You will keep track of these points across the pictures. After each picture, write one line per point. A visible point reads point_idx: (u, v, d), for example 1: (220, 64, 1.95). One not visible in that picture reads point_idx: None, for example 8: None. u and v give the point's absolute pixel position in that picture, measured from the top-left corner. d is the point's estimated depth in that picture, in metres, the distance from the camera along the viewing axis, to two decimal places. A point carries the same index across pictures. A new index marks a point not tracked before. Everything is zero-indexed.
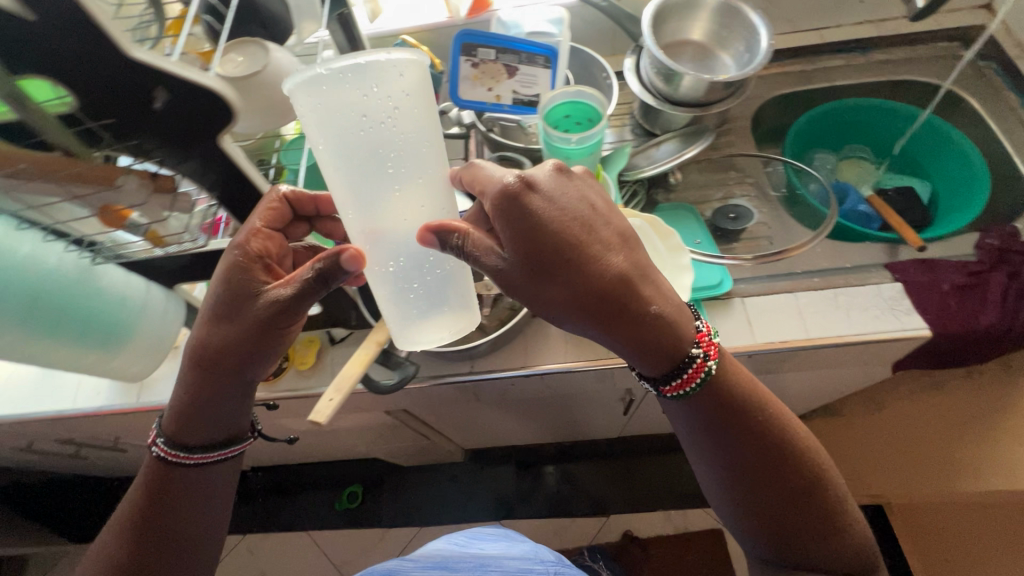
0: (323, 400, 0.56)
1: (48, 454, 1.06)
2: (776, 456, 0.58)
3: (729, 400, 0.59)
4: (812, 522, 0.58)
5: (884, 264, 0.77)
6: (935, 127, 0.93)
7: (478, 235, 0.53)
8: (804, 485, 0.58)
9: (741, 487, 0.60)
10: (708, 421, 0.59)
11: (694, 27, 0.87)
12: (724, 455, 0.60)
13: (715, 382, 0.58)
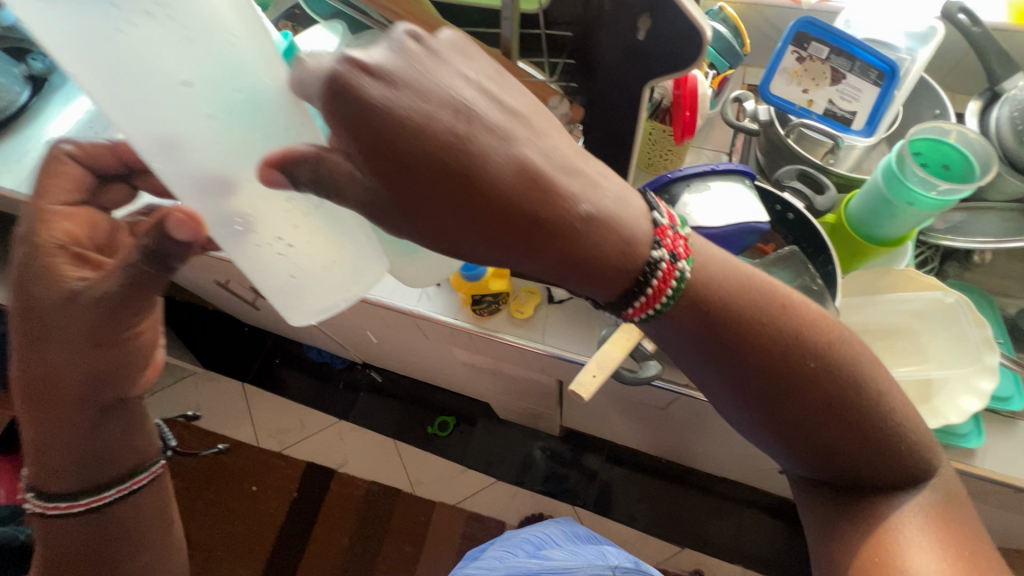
0: (586, 373, 0.54)
1: (232, 296, 1.15)
2: (808, 379, 0.48)
3: (726, 322, 0.47)
4: (862, 440, 0.50)
5: None
6: None
7: (336, 157, 0.37)
8: (845, 406, 0.49)
9: (782, 426, 0.51)
10: (722, 347, 0.48)
11: None
12: (747, 391, 0.49)
13: (706, 296, 0.46)
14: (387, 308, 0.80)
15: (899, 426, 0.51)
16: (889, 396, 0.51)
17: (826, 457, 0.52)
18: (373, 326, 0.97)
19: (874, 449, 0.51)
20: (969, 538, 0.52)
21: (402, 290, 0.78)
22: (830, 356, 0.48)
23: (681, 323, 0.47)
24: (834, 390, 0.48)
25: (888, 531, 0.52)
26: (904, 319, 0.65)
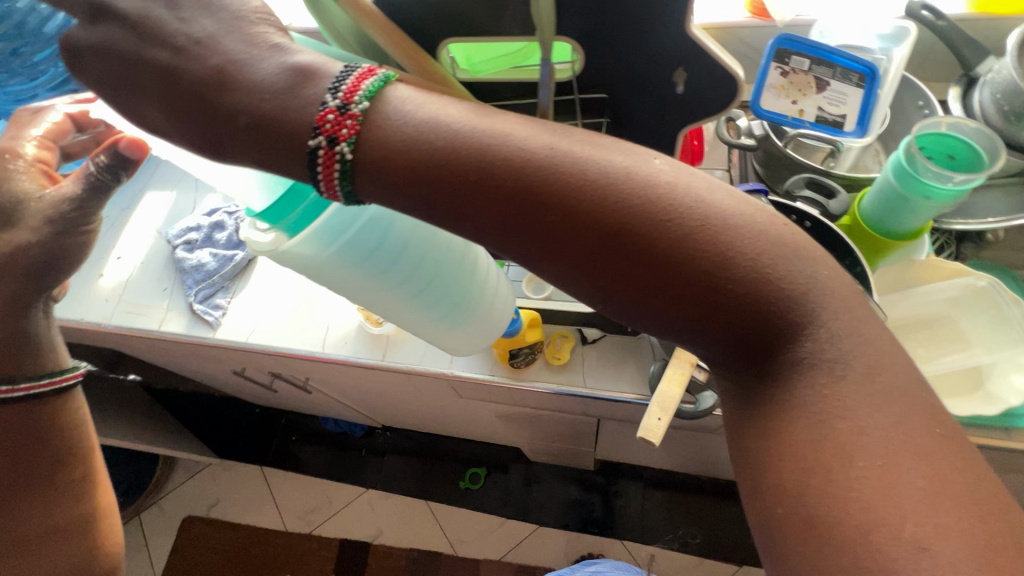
0: (652, 417, 0.53)
1: (250, 381, 1.13)
2: (637, 236, 0.34)
3: (479, 174, 0.36)
4: (723, 286, 0.34)
5: None
6: None
7: (104, 149, 0.51)
8: (697, 270, 0.34)
9: (605, 284, 0.36)
10: (510, 223, 0.36)
11: None
12: (564, 273, 0.37)
13: (540, 189, 0.35)
14: (420, 374, 0.78)
15: (796, 295, 0.35)
16: (780, 259, 0.34)
17: (716, 353, 0.38)
18: (402, 392, 0.95)
19: (774, 335, 0.35)
20: (968, 467, 0.32)
21: (434, 354, 0.77)
22: (626, 179, 0.35)
23: (463, 202, 0.37)
24: (682, 249, 0.34)
25: (809, 453, 0.33)
26: (937, 310, 0.66)
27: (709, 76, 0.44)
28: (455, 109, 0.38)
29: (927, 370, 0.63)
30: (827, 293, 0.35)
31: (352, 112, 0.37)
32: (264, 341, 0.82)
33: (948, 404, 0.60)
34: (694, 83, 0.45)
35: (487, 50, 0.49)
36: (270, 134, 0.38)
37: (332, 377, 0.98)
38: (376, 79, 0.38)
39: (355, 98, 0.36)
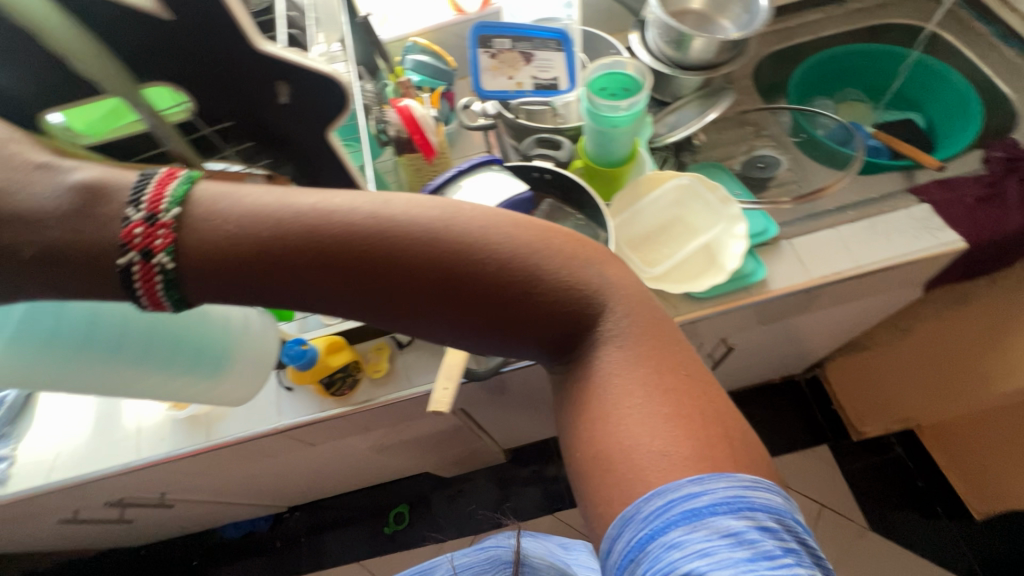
0: (439, 389, 0.56)
1: (93, 522, 1.00)
2: (432, 280, 0.40)
3: (297, 254, 0.39)
4: (521, 297, 0.41)
5: (907, 190, 0.83)
6: (922, 62, 0.98)
7: None
8: (496, 294, 0.40)
9: (417, 317, 0.42)
10: (328, 285, 0.40)
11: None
12: (377, 315, 0.42)
13: (346, 254, 0.39)
14: (254, 440, 0.76)
15: (587, 291, 0.43)
16: (563, 263, 0.42)
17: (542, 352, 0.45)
18: (256, 464, 0.91)
19: (577, 326, 0.43)
20: None
21: (258, 415, 0.75)
22: (431, 227, 0.40)
23: (284, 281, 0.40)
24: (493, 284, 0.40)
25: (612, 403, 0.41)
26: (670, 211, 0.78)
27: (311, 86, 0.50)
28: (271, 196, 0.40)
29: (670, 263, 0.75)
30: (614, 286, 0.44)
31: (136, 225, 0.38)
32: (69, 474, 0.74)
33: (691, 286, 0.72)
34: (299, 96, 0.51)
35: (83, 113, 0.54)
36: (83, 258, 0.38)
37: (179, 479, 0.91)
38: (179, 184, 0.39)
39: (164, 207, 0.38)
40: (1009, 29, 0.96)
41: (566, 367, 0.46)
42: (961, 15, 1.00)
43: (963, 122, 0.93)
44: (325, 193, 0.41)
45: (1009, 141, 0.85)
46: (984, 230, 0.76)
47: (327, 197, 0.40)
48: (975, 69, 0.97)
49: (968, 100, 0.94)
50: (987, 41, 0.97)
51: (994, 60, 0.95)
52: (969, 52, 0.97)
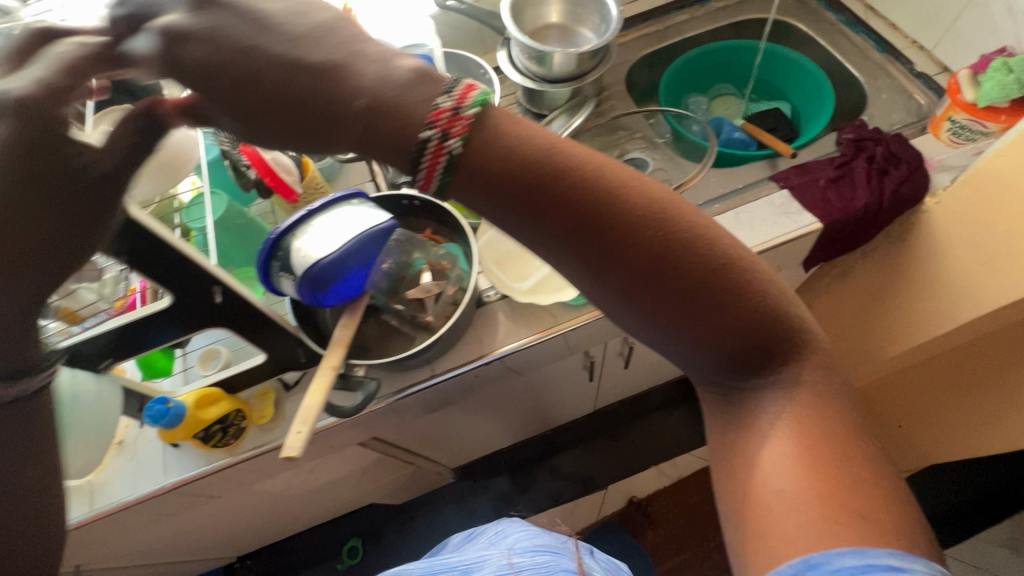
0: (292, 434, 0.56)
1: None
2: (729, 291, 0.42)
3: (533, 191, 0.41)
4: (727, 310, 0.42)
5: (768, 178, 0.87)
6: (781, 54, 1.03)
7: None
8: (741, 299, 0.42)
9: (621, 296, 0.43)
10: (572, 246, 0.42)
11: (551, 11, 0.94)
12: (611, 304, 0.44)
13: (588, 212, 0.41)
14: (143, 502, 0.74)
15: (793, 319, 0.45)
16: (781, 302, 0.44)
17: (712, 375, 0.46)
18: (163, 524, 0.88)
19: (772, 349, 0.44)
20: None
21: (143, 476, 0.73)
22: (653, 215, 0.41)
23: (520, 220, 0.42)
24: (734, 291, 0.42)
25: (756, 456, 0.44)
26: None
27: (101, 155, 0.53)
28: (516, 126, 0.42)
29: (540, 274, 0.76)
30: (806, 321, 0.46)
31: (458, 103, 0.39)
32: None
33: (560, 294, 0.74)
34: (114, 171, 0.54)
35: None
36: (377, 134, 0.39)
37: (82, 552, 0.87)
38: (480, 92, 0.40)
39: (469, 102, 0.39)
40: (856, 17, 1.02)
41: (726, 391, 0.48)
42: (813, 7, 1.06)
43: (819, 108, 0.99)
44: (590, 156, 0.42)
45: (857, 122, 0.90)
46: (838, 210, 0.81)
47: (581, 161, 0.41)
48: (829, 56, 1.02)
49: (822, 86, 0.99)
50: (836, 29, 1.03)
51: (844, 46, 1.01)
52: (822, 40, 1.03)
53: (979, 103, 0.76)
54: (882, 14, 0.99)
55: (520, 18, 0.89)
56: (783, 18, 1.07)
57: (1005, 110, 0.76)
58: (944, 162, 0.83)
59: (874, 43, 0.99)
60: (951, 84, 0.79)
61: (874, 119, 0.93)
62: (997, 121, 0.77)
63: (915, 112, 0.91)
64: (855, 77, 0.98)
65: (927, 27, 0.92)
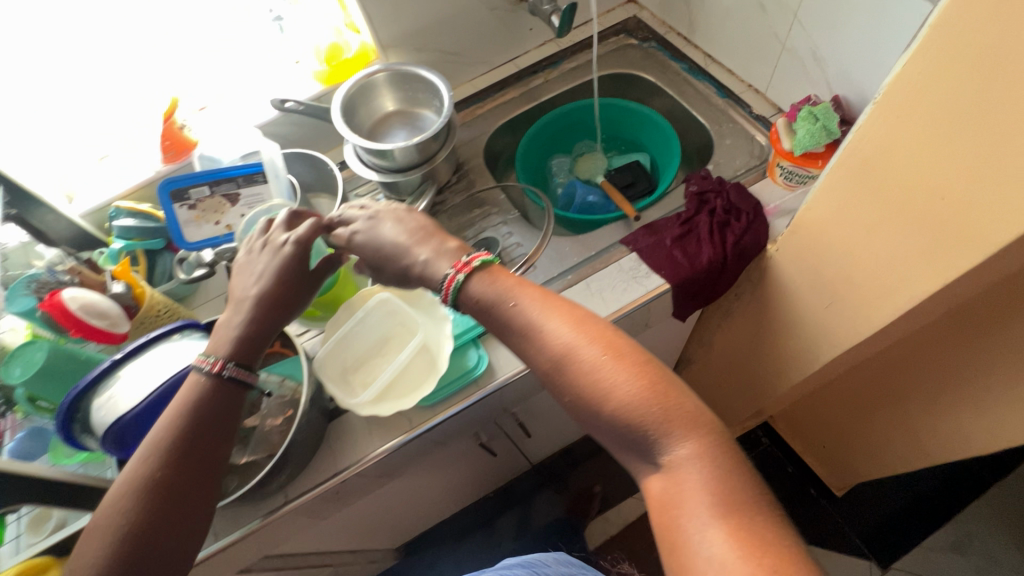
0: None
1: None
2: (627, 367, 0.52)
3: (491, 311, 0.59)
4: (631, 388, 0.51)
5: (620, 240, 0.87)
6: (630, 107, 1.06)
7: None
8: (633, 379, 0.51)
9: (570, 390, 0.54)
10: (526, 353, 0.57)
11: (387, 99, 0.94)
12: (580, 387, 0.53)
13: (522, 331, 0.57)
14: None
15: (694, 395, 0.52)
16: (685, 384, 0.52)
17: (636, 453, 0.51)
18: None
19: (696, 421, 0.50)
20: None
21: None
22: (582, 323, 0.55)
23: (530, 338, 0.57)
24: (628, 364, 0.52)
25: (685, 546, 0.45)
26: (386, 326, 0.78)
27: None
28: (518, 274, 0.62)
29: (390, 378, 0.74)
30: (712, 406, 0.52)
31: (461, 265, 0.61)
32: None
33: (407, 398, 0.73)
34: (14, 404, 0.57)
35: None
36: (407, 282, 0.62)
37: None
38: (489, 256, 0.62)
39: (482, 259, 0.61)
40: (696, 64, 1.05)
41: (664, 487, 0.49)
42: (659, 58, 1.10)
43: (670, 158, 1.01)
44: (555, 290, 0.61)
45: (702, 172, 0.91)
46: (683, 268, 0.81)
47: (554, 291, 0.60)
48: (678, 104, 1.05)
49: (671, 136, 1.01)
50: (681, 77, 1.06)
51: (690, 94, 1.04)
52: (670, 90, 1.06)
53: (795, 151, 0.78)
54: (719, 61, 1.03)
55: (355, 114, 0.88)
56: (632, 71, 1.10)
57: (821, 156, 0.77)
58: (783, 206, 0.84)
59: (714, 88, 1.02)
60: (773, 132, 0.81)
61: (720, 165, 0.94)
62: (816, 166, 0.78)
63: (757, 154, 0.93)
64: (703, 123, 1.01)
65: (756, 71, 0.96)
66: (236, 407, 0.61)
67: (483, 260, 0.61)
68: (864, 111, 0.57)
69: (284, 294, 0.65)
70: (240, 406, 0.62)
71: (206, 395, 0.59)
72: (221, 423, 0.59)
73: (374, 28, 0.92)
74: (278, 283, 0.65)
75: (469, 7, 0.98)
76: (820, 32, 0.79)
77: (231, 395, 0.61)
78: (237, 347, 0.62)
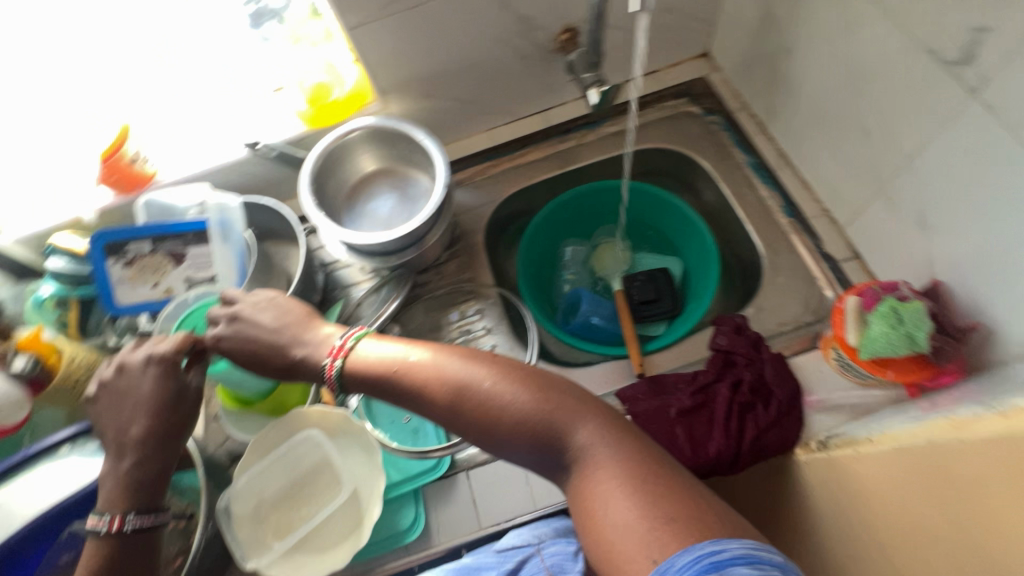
0: None
1: None
2: (510, 388, 0.48)
3: (372, 379, 0.53)
4: (515, 402, 0.47)
5: (616, 391, 0.71)
6: (673, 203, 0.87)
7: None
8: (515, 401, 0.47)
9: (467, 429, 0.49)
10: (418, 408, 0.51)
11: (368, 159, 0.79)
12: (478, 431, 0.48)
13: (408, 387, 0.51)
14: None
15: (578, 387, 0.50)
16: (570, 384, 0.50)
17: (545, 464, 0.48)
18: None
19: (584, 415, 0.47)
20: None
21: None
22: (452, 367, 0.50)
23: (418, 402, 0.51)
24: (515, 379, 0.49)
25: (606, 537, 0.41)
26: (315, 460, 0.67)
27: None
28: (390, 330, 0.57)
29: (303, 532, 0.61)
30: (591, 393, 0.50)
31: (336, 350, 0.55)
32: None
33: (318, 564, 0.60)
34: None
35: None
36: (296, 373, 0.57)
37: None
38: (363, 329, 0.57)
39: (352, 337, 0.55)
40: (766, 161, 0.84)
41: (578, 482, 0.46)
42: (723, 140, 0.89)
43: (704, 280, 0.84)
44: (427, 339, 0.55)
45: (736, 318, 0.73)
46: (682, 457, 0.65)
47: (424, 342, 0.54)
48: (731, 208, 0.85)
49: (710, 253, 0.84)
50: (743, 174, 0.85)
51: (749, 199, 0.84)
52: (726, 187, 0.86)
53: (860, 353, 0.59)
54: (794, 166, 0.82)
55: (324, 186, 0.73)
56: (686, 150, 0.90)
57: (894, 365, 0.58)
58: (829, 399, 0.66)
59: (781, 201, 0.81)
60: (838, 312, 0.62)
61: (763, 310, 0.76)
62: (884, 376, 0.59)
63: (812, 309, 0.74)
64: (755, 242, 0.81)
65: (838, 198, 0.75)
66: (151, 551, 0.52)
67: (356, 334, 0.56)
68: (966, 419, 0.40)
69: (172, 419, 0.55)
70: (157, 550, 0.53)
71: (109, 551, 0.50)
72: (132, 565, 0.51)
73: (371, 71, 0.75)
74: (158, 410, 0.55)
75: (494, 53, 0.79)
76: (935, 195, 0.59)
77: (134, 545, 0.51)
78: (118, 497, 0.52)
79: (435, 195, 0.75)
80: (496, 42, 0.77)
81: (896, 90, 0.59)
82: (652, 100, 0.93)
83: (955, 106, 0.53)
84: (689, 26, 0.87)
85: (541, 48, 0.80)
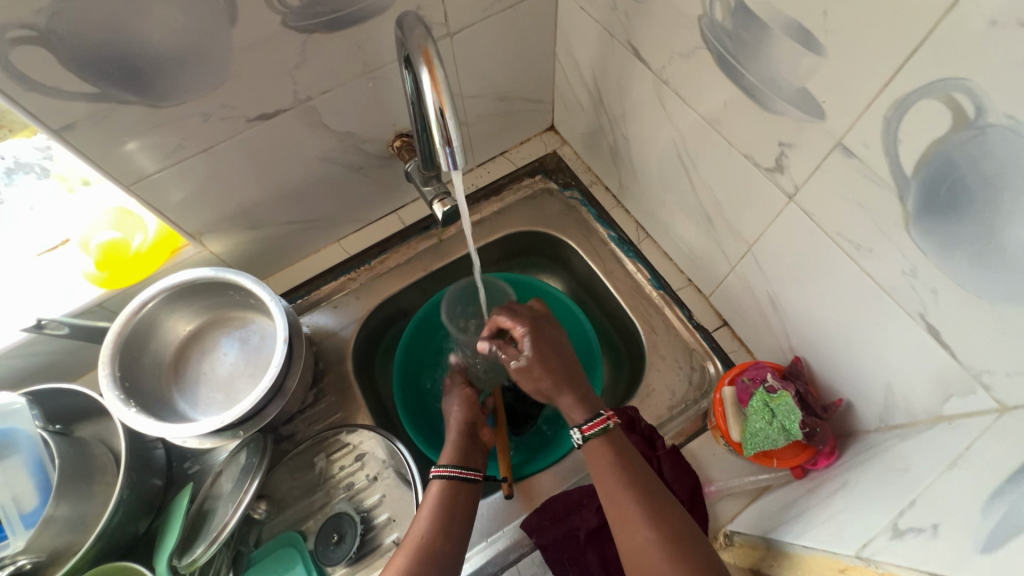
0: None
1: None
2: (673, 517, 0.53)
3: (610, 453, 0.59)
4: (669, 529, 0.52)
5: (522, 523, 0.66)
6: (547, 293, 0.86)
7: None
8: (670, 529, 0.52)
9: (625, 522, 0.54)
10: (603, 487, 0.57)
11: (184, 318, 0.67)
12: (629, 526, 0.54)
13: (615, 471, 0.57)
14: None
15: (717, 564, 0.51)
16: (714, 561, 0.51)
17: None
18: None
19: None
20: None
21: None
22: (642, 477, 0.57)
23: (607, 488, 0.57)
24: (679, 522, 0.53)
25: None
26: None
27: None
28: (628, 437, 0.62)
29: None
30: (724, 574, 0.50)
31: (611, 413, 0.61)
32: None
33: None
34: None
35: None
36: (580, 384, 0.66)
37: None
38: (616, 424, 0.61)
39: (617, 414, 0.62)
40: (627, 234, 0.84)
41: None
42: (583, 216, 0.87)
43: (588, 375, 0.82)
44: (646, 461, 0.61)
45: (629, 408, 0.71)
46: None
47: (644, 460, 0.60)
48: (604, 286, 0.84)
49: (591, 343, 0.82)
50: (608, 248, 0.84)
51: (620, 276, 0.83)
52: (595, 263, 0.84)
53: (745, 446, 0.59)
54: (653, 237, 0.83)
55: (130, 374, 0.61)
56: (551, 231, 0.87)
57: (777, 453, 0.59)
58: (727, 486, 0.66)
59: (648, 274, 0.81)
60: (718, 404, 0.62)
61: (651, 393, 0.75)
62: (770, 466, 0.59)
63: (696, 384, 0.74)
64: (631, 322, 0.81)
65: (698, 271, 0.76)
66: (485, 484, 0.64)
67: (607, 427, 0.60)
68: (852, 566, 0.39)
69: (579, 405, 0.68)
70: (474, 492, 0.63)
71: (451, 499, 0.60)
72: (460, 537, 0.58)
73: (173, 217, 0.64)
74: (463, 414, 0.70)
75: (323, 171, 0.71)
76: (777, 279, 0.60)
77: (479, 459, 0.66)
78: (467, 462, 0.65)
79: (280, 343, 0.65)
80: (321, 161, 0.69)
81: (726, 183, 0.59)
82: (509, 181, 0.89)
83: (777, 205, 0.54)
84: (528, 107, 0.85)
85: (375, 156, 0.74)
